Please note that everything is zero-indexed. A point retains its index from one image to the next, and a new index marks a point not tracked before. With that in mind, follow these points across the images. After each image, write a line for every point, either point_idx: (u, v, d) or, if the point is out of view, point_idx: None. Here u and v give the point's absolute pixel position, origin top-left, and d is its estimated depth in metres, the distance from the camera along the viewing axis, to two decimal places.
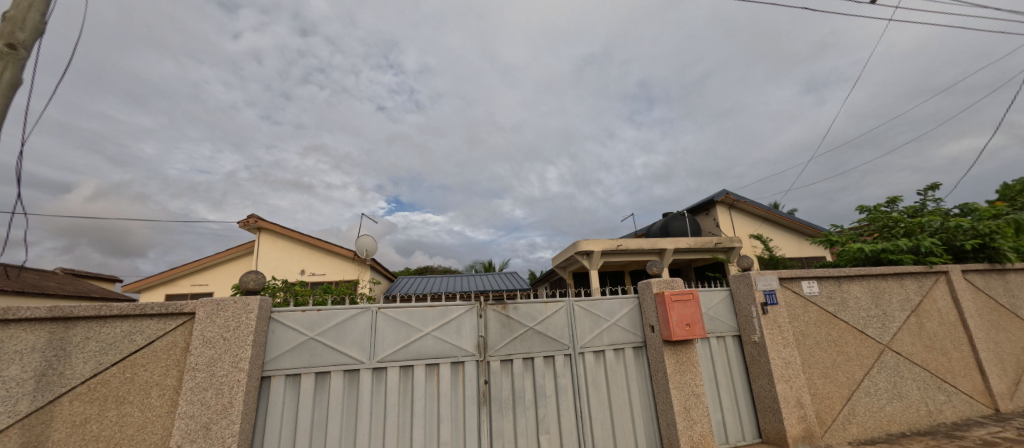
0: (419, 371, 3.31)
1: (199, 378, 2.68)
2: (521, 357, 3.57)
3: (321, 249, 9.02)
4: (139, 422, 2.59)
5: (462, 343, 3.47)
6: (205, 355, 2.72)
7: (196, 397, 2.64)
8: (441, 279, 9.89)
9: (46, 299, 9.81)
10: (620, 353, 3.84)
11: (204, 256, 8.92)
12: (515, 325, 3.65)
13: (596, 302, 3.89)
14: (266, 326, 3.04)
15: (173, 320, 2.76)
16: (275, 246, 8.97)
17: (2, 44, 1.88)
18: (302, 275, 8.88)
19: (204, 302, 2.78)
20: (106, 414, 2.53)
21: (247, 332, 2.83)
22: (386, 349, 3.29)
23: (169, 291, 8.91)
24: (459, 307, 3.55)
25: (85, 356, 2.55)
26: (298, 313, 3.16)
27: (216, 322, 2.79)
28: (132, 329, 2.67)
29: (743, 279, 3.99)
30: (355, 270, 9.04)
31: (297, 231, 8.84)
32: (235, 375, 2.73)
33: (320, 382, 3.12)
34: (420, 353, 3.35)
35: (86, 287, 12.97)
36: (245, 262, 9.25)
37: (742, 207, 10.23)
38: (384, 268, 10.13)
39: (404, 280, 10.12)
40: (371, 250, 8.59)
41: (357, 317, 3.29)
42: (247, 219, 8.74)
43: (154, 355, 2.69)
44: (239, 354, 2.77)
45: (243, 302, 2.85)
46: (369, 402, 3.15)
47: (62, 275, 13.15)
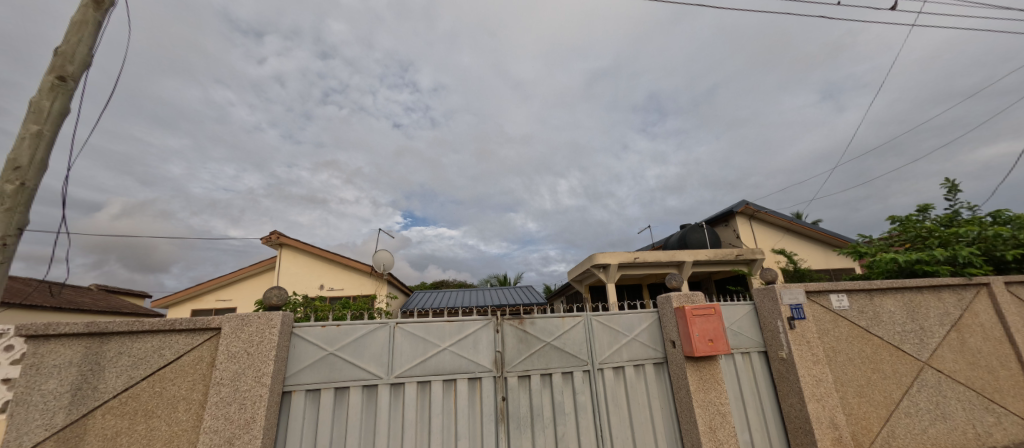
0: (436, 386, 3.30)
1: (223, 392, 2.73)
2: (539, 373, 3.52)
3: (340, 263, 9.18)
4: (166, 436, 2.65)
5: (478, 358, 3.45)
6: (230, 369, 2.78)
7: (220, 411, 2.70)
8: (457, 293, 9.92)
9: (82, 315, 10.24)
10: (640, 369, 3.74)
11: (229, 272, 9.19)
12: (532, 341, 3.61)
13: (614, 317, 3.82)
14: (288, 341, 3.10)
15: (201, 335, 2.85)
16: (296, 262, 9.18)
17: (54, 77, 2.03)
18: (321, 290, 9.03)
19: (229, 318, 2.85)
20: (136, 428, 2.61)
21: (269, 347, 2.88)
22: (404, 364, 3.30)
23: (194, 307, 9.18)
24: (476, 322, 3.54)
25: (118, 370, 2.64)
26: (318, 328, 3.20)
27: (241, 337, 2.86)
28: (162, 344, 2.76)
29: (767, 293, 3.87)
30: (372, 284, 9.16)
31: (317, 246, 9.04)
32: (259, 389, 2.78)
33: (338, 398, 3.13)
34: (437, 368, 3.34)
35: (120, 303, 13.52)
36: (266, 277, 9.47)
37: (763, 218, 9.98)
38: (401, 283, 10.21)
39: (422, 293, 10.19)
40: (389, 264, 8.70)
41: (375, 332, 3.32)
42: (269, 235, 8.98)
43: (182, 369, 2.77)
44: (262, 369, 2.83)
45: (266, 317, 2.92)
46: (387, 418, 3.15)
47: (98, 291, 13.77)
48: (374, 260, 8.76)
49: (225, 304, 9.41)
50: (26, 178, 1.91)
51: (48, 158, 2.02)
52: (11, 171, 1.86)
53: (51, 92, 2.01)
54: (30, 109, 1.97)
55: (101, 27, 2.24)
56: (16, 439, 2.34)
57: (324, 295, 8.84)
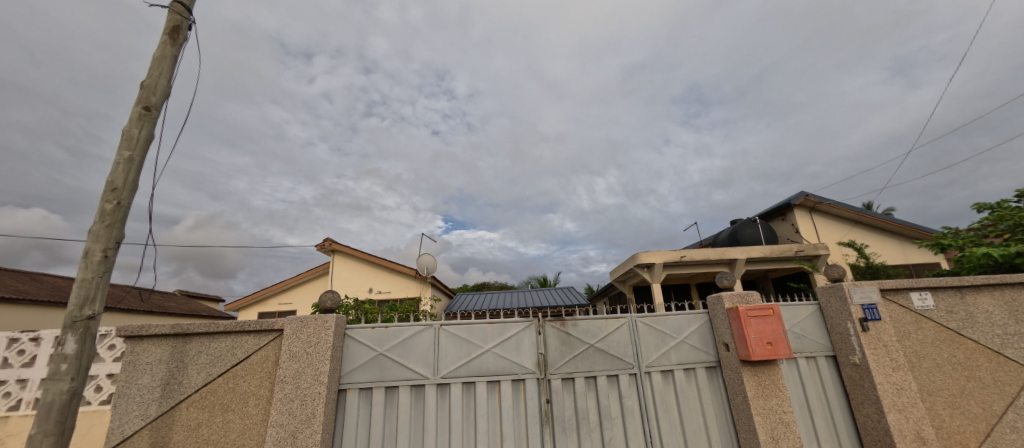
0: (481, 387, 3.34)
1: (287, 389, 2.94)
2: (583, 376, 3.45)
3: (387, 268, 9.61)
4: (240, 428, 2.90)
5: (522, 360, 3.45)
6: (292, 368, 2.99)
7: (284, 407, 2.90)
8: (498, 295, 10.01)
9: (168, 317, 11.51)
10: (691, 373, 3.55)
11: (288, 277, 9.91)
12: (575, 343, 3.55)
13: (660, 318, 3.66)
14: (342, 342, 3.28)
15: (266, 336, 3.09)
16: (347, 267, 9.72)
17: (141, 108, 2.30)
18: (370, 293, 9.49)
19: (291, 320, 3.07)
20: (215, 420, 2.88)
21: (325, 347, 3.06)
22: (449, 365, 3.37)
23: (260, 310, 9.99)
24: (518, 323, 3.54)
25: (198, 367, 2.93)
26: (368, 329, 3.37)
27: (301, 338, 3.06)
28: (234, 344, 3.02)
29: (834, 292, 3.53)
30: (417, 287, 9.48)
31: (366, 252, 9.52)
32: (317, 387, 2.96)
33: (389, 396, 3.26)
34: (480, 369, 3.38)
35: (199, 307, 15.04)
36: (321, 282, 10.11)
37: (825, 210, 9.15)
38: (444, 286, 10.48)
39: (464, 296, 10.40)
40: (433, 268, 8.97)
41: (421, 334, 3.42)
42: (323, 242, 9.58)
43: (252, 367, 3.01)
44: (320, 368, 3.01)
45: (322, 319, 3.11)
46: (435, 418, 3.23)
47: (181, 297, 15.44)
48: (418, 263, 9.09)
49: (286, 308, 10.17)
50: (121, 198, 2.17)
51: (139, 178, 2.29)
52: (111, 193, 2.14)
53: (139, 121, 2.28)
54: (124, 137, 2.25)
55: (177, 60, 2.50)
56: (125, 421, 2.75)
57: (373, 298, 9.28)
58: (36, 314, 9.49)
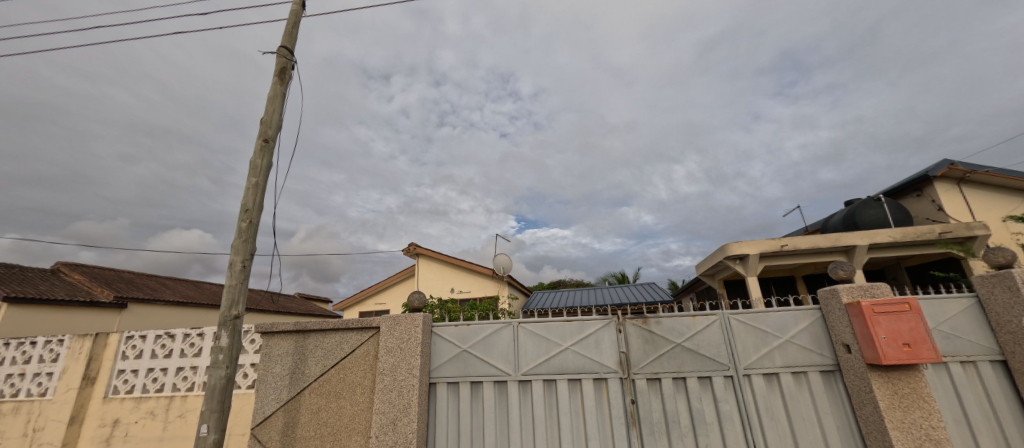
0: (561, 384, 3.32)
1: (386, 380, 3.25)
2: (670, 377, 3.23)
3: (465, 268, 10.11)
4: (350, 413, 3.28)
5: (602, 359, 3.34)
6: (389, 362, 3.30)
7: (385, 396, 3.21)
8: (573, 293, 9.88)
9: (291, 317, 13.59)
10: (801, 377, 3.09)
11: (381, 280, 10.99)
12: (659, 342, 3.33)
13: (759, 315, 3.25)
14: (430, 338, 3.52)
15: (367, 332, 3.46)
16: (430, 269, 10.45)
17: (262, 140, 2.75)
18: (452, 293, 10.08)
19: (385, 318, 3.40)
20: (331, 405, 3.31)
21: (415, 343, 3.32)
22: (528, 362, 3.41)
23: (360, 309, 11.24)
24: (596, 321, 3.44)
25: (317, 359, 3.43)
26: (452, 327, 3.57)
27: (395, 334, 3.36)
28: (342, 340, 3.45)
29: (999, 281, 2.79)
30: (494, 286, 9.82)
31: (446, 254, 10.13)
32: (411, 380, 3.22)
33: (474, 390, 3.42)
34: (560, 367, 3.36)
35: (313, 307, 17.47)
36: (409, 283, 11.02)
37: (982, 179, 7.29)
38: (520, 285, 10.67)
39: (540, 294, 10.47)
40: (508, 267, 9.21)
41: (500, 331, 3.52)
42: (408, 247, 10.42)
43: (357, 360, 3.40)
44: (412, 362, 3.26)
45: (411, 317, 3.38)
46: (518, 413, 3.29)
47: (300, 298, 18.10)
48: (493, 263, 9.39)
49: (381, 307, 11.29)
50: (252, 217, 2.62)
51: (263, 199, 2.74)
52: (244, 213, 2.60)
53: (261, 152, 2.72)
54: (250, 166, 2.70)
55: (284, 96, 2.93)
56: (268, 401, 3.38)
57: (454, 298, 9.84)
58: (200, 315, 11.96)
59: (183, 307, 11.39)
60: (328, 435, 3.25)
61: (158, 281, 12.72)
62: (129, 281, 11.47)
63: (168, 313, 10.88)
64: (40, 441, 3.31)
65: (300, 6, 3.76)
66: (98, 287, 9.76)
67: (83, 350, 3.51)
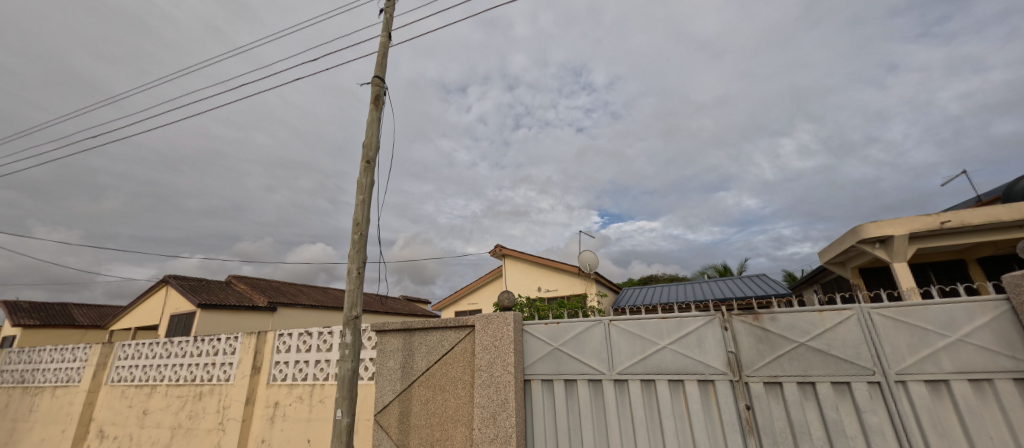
0: (661, 386, 3.11)
1: (484, 376, 3.41)
2: (794, 381, 2.79)
3: (551, 267, 10.18)
4: (454, 406, 3.52)
5: (707, 359, 3.04)
6: (485, 358, 3.46)
7: (484, 391, 3.38)
8: (667, 288, 9.23)
9: (398, 317, 15.18)
10: (988, 388, 2.40)
11: (472, 281, 11.64)
12: (777, 341, 2.90)
13: (915, 309, 2.62)
14: (521, 336, 3.61)
15: (463, 330, 3.68)
16: (516, 269, 10.74)
17: None
18: (539, 291, 10.22)
19: (479, 317, 3.58)
20: (438, 397, 3.61)
21: (508, 341, 3.42)
22: (624, 361, 3.27)
23: (455, 309, 12.04)
24: (696, 318, 3.15)
25: (423, 355, 3.78)
26: (542, 325, 3.60)
27: (489, 332, 3.52)
28: (442, 337, 3.75)
29: None
30: (581, 284, 9.70)
31: (531, 254, 10.32)
32: (507, 376, 3.33)
33: (568, 388, 3.40)
34: (659, 367, 3.16)
35: (415, 308, 19.27)
36: (498, 283, 11.49)
37: None
38: (608, 281, 10.33)
39: (631, 290, 9.99)
40: (594, 264, 9.02)
41: (591, 329, 3.45)
42: (495, 249, 10.86)
43: (456, 356, 3.64)
44: (507, 359, 3.37)
45: (503, 316, 3.51)
46: (616, 413, 3.18)
47: (403, 300, 20.13)
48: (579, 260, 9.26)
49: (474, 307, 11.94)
50: None
51: None
52: None
53: None
54: None
55: None
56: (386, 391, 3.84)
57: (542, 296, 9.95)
58: (329, 316, 14.05)
59: (315, 309, 13.51)
60: (437, 425, 3.55)
61: (297, 288, 15.34)
62: (278, 288, 14.08)
63: (308, 314, 13.11)
64: (228, 416, 4.19)
65: (387, 37, 4.20)
66: (257, 294, 12.25)
67: (251, 344, 4.38)
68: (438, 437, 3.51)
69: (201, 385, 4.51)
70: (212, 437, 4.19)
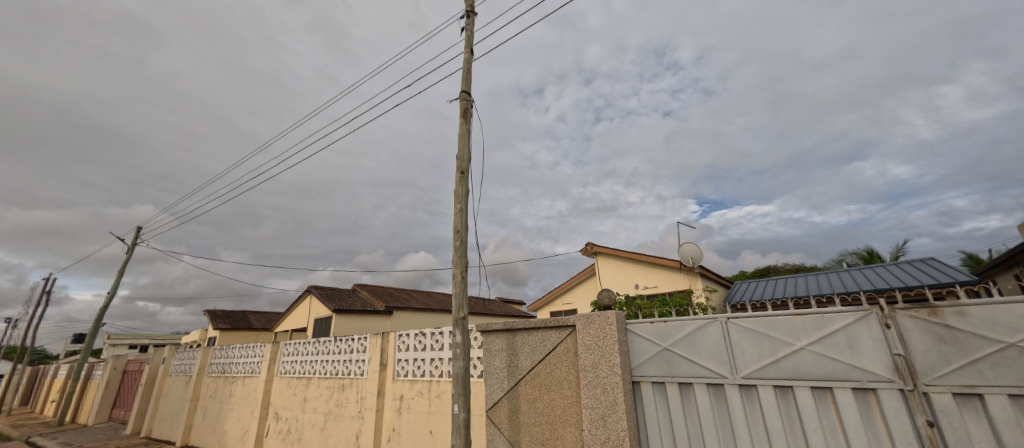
0: (802, 393, 2.67)
1: (590, 377, 3.34)
2: (1006, 396, 2.06)
3: (648, 262, 9.67)
4: (562, 406, 3.52)
5: (864, 363, 2.49)
6: (589, 358, 3.38)
7: (592, 392, 3.30)
8: (792, 280, 8.02)
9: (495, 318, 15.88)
10: None
11: (565, 281, 11.62)
12: (970, 342, 2.20)
13: None
14: (626, 336, 3.47)
15: (564, 330, 3.67)
16: (610, 266, 10.40)
17: None
18: (637, 289, 9.75)
19: (579, 317, 3.53)
20: (544, 396, 3.65)
21: (612, 341, 3.29)
22: (750, 363, 2.89)
23: (551, 309, 12.11)
24: (843, 314, 2.61)
25: (526, 355, 3.87)
26: (648, 324, 3.40)
27: (591, 332, 3.43)
28: (544, 337, 3.80)
29: None
30: (684, 279, 9.01)
31: (626, 250, 9.93)
32: (614, 377, 3.20)
33: (684, 392, 3.14)
34: (797, 371, 2.71)
35: (510, 309, 19.97)
36: (592, 282, 11.30)
37: None
38: (717, 275, 9.36)
39: (746, 284, 8.88)
40: (698, 257, 8.33)
41: (705, 328, 3.13)
42: (585, 247, 10.68)
43: (559, 356, 3.65)
44: (612, 359, 3.25)
45: (604, 315, 3.39)
46: (744, 422, 2.82)
47: (499, 301, 21.04)
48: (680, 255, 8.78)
49: (569, 307, 11.85)
50: None
51: None
52: None
53: None
54: None
55: None
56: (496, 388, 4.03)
57: (641, 294, 9.48)
58: (440, 317, 15.38)
59: (428, 311, 14.85)
60: (546, 424, 3.58)
61: (407, 293, 17.11)
62: (393, 294, 15.92)
63: (420, 317, 14.56)
64: (365, 406, 4.83)
65: (470, 53, 4.44)
66: (376, 300, 14.05)
67: (378, 344, 5.00)
68: (548, 436, 3.54)
69: (343, 378, 5.29)
70: (354, 424, 4.87)
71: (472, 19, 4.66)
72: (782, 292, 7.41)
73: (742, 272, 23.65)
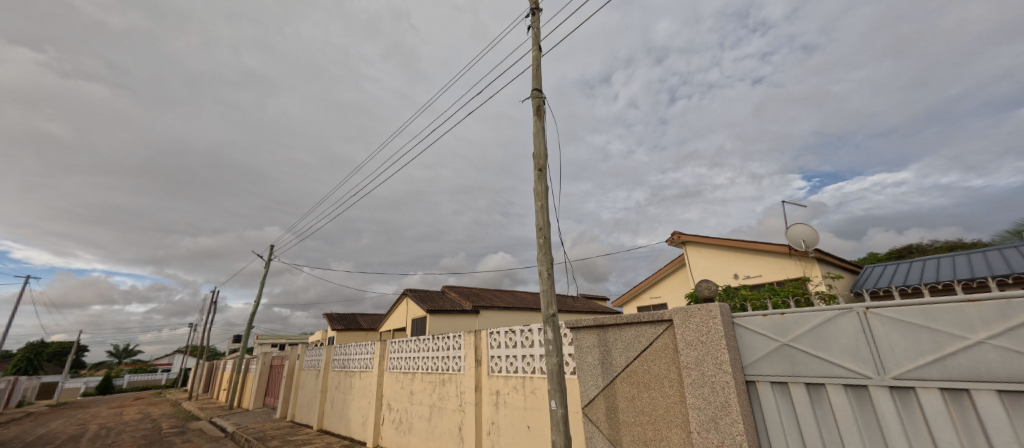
0: (986, 401, 1.90)
1: (694, 375, 3.02)
2: None
3: (749, 250, 8.77)
4: (664, 405, 3.30)
5: None
6: (691, 355, 3.07)
7: (697, 391, 2.98)
8: (946, 259, 6.59)
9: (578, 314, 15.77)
10: None
11: (651, 273, 11.03)
12: None
13: None
14: (733, 331, 2.99)
15: (660, 325, 3.45)
16: (702, 256, 9.60)
17: None
18: (737, 279, 8.87)
19: (676, 311, 3.25)
20: (643, 395, 3.47)
21: (718, 336, 2.92)
22: (902, 362, 2.18)
23: (637, 304, 11.60)
24: None
25: (620, 351, 3.74)
26: (759, 317, 2.85)
27: (691, 327, 3.10)
28: (638, 333, 3.62)
29: None
30: (796, 266, 7.99)
31: (720, 237, 9.12)
32: (723, 376, 2.84)
33: (815, 395, 2.57)
34: (973, 374, 1.93)
35: (592, 305, 19.68)
36: (682, 274, 10.60)
37: None
38: (837, 258, 8.10)
39: (873, 269, 7.61)
40: (811, 239, 7.34)
41: (837, 320, 2.47)
42: (672, 237, 10.03)
43: (657, 353, 3.44)
44: (720, 356, 2.89)
45: (705, 308, 3.03)
46: (903, 437, 2.15)
47: (580, 298, 20.87)
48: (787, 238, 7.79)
49: (657, 301, 11.21)
50: None
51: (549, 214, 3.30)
52: None
53: None
54: None
55: None
56: (592, 385, 3.97)
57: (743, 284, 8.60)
58: (524, 315, 15.76)
59: (512, 309, 15.32)
60: (648, 423, 3.40)
61: (491, 293, 17.83)
62: (478, 294, 16.74)
63: (505, 316, 15.11)
64: (465, 400, 5.12)
65: (538, 50, 4.45)
66: (464, 300, 14.92)
67: (471, 341, 5.26)
68: (652, 436, 3.35)
69: (443, 374, 5.69)
70: (456, 416, 5.20)
71: (537, 16, 4.67)
72: (930, 278, 6.19)
73: (870, 253, 20.05)
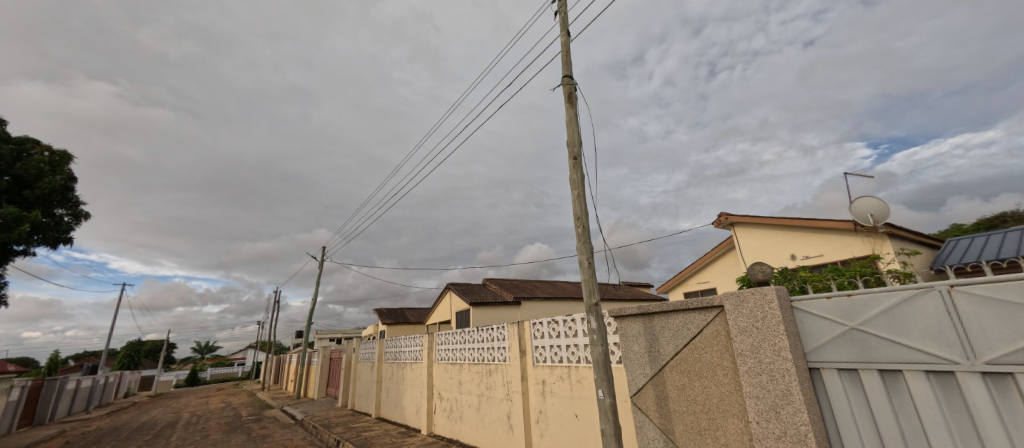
0: None
1: (749, 363, 2.88)
2: None
3: (807, 228, 8.16)
4: (718, 394, 3.19)
5: None
6: (746, 342, 2.92)
7: (754, 380, 2.84)
8: None
9: None
10: None
11: (699, 257, 10.57)
12: None
13: None
14: (792, 316, 2.81)
15: (710, 312, 3.32)
16: (753, 237, 9.06)
17: None
18: (794, 260, 8.31)
19: (727, 296, 3.09)
20: (695, 383, 3.37)
21: (776, 322, 2.76)
22: (998, 345, 1.94)
23: (684, 290, 11.20)
24: None
25: (667, 339, 3.66)
26: (822, 300, 2.66)
27: (745, 313, 2.95)
28: (686, 320, 3.51)
29: None
30: (862, 243, 7.36)
31: (773, 216, 8.55)
32: (783, 363, 2.69)
33: (892, 383, 2.37)
34: None
35: (636, 293, 19.24)
36: (732, 257, 10.08)
37: None
38: (913, 232, 7.34)
39: (958, 242, 6.82)
40: (880, 213, 6.69)
41: (915, 299, 2.26)
42: (719, 218, 9.54)
43: (708, 340, 3.32)
44: (778, 343, 2.72)
45: (760, 292, 2.86)
46: (1000, 427, 1.92)
47: (623, 286, 20.49)
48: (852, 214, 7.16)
49: (705, 286, 10.76)
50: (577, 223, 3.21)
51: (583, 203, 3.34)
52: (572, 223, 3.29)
53: None
54: None
55: None
56: (639, 374, 3.92)
57: (802, 265, 8.04)
58: (566, 304, 15.71)
59: (553, 300, 15.33)
60: (701, 413, 3.29)
61: (531, 284, 17.92)
62: (519, 285, 16.90)
63: (546, 305, 15.16)
64: (512, 390, 5.23)
65: (566, 35, 4.35)
66: (505, 292, 15.14)
67: (515, 332, 5.34)
68: (707, 426, 3.25)
69: (489, 364, 5.83)
70: (504, 405, 5.33)
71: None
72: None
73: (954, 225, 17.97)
